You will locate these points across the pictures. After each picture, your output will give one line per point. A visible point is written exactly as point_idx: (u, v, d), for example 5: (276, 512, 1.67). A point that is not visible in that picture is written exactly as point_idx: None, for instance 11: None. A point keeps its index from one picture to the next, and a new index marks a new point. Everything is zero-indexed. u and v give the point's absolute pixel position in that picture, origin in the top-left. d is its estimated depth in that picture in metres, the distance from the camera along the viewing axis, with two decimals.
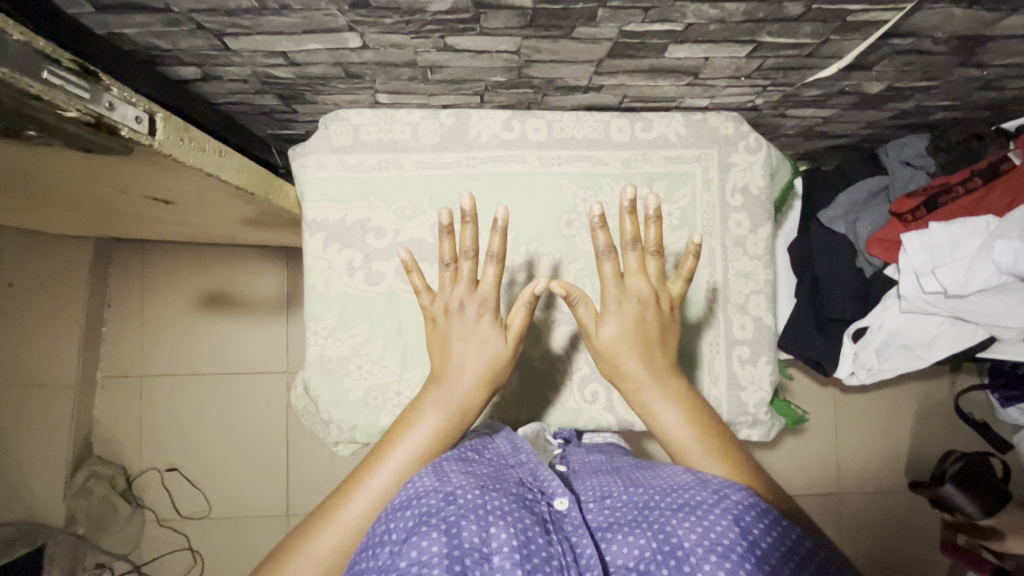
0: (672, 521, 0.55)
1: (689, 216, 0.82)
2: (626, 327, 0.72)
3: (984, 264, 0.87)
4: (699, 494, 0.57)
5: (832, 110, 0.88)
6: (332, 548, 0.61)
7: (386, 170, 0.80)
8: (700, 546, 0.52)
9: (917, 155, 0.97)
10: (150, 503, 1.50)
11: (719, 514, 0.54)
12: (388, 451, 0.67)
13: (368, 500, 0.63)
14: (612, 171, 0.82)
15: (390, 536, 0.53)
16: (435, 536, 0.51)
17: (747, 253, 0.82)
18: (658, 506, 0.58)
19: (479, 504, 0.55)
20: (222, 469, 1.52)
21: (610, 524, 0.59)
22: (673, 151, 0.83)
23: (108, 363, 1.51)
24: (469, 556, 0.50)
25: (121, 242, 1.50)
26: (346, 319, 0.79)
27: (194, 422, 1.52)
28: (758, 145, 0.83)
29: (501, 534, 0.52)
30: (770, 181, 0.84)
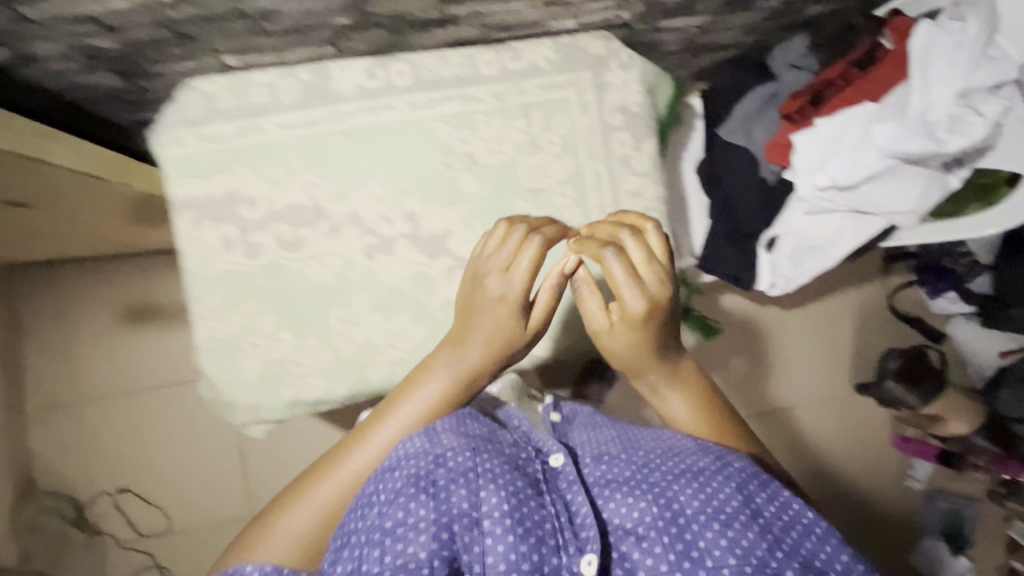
0: (674, 486, 0.58)
1: (571, 142, 0.80)
2: (639, 334, 0.68)
3: (867, 149, 0.87)
4: (702, 461, 0.60)
5: (704, 17, 0.86)
6: (329, 499, 0.62)
7: (248, 137, 0.76)
8: (704, 514, 0.55)
9: (799, 57, 0.99)
10: (109, 529, 1.46)
11: (722, 483, 0.57)
12: (394, 411, 0.66)
13: (370, 452, 0.64)
14: (487, 107, 0.79)
15: (377, 497, 0.56)
16: (424, 500, 0.55)
17: (634, 171, 0.81)
18: (658, 468, 0.60)
19: (469, 467, 0.57)
20: (177, 483, 1.48)
21: (607, 482, 0.61)
22: (546, 78, 0.80)
23: (37, 392, 1.43)
24: (458, 523, 0.54)
25: (27, 266, 1.43)
26: (231, 298, 0.76)
27: (140, 440, 1.47)
28: (631, 61, 0.82)
29: (494, 499, 0.55)
30: (649, 96, 0.83)
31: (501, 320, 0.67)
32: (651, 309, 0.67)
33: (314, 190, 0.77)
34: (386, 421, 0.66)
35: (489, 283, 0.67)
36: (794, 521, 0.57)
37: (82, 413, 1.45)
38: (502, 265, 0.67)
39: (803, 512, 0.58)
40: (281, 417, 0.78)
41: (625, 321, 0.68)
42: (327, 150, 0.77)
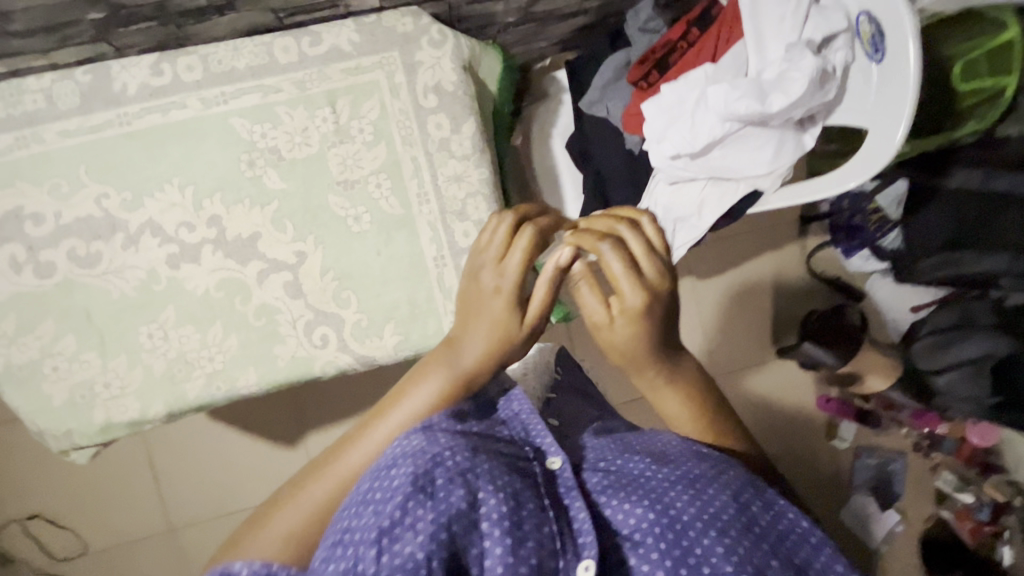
0: (673, 490, 0.49)
1: (383, 129, 0.76)
2: (639, 327, 0.59)
3: (705, 114, 0.83)
4: (695, 468, 0.52)
5: None
6: (317, 499, 0.55)
7: (25, 149, 0.71)
8: (700, 520, 0.47)
9: (648, 20, 0.94)
10: (22, 555, 1.35)
11: (717, 490, 0.50)
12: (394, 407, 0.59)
13: (369, 447, 0.57)
14: (287, 97, 0.75)
15: (367, 495, 0.46)
16: (422, 500, 0.43)
17: (454, 155, 0.77)
18: (659, 472, 0.52)
19: (470, 465, 0.47)
20: (88, 504, 1.36)
21: (606, 487, 0.51)
22: (350, 62, 0.75)
23: None
24: (458, 521, 0.42)
25: None
26: (26, 321, 0.72)
27: (42, 461, 1.34)
28: (442, 37, 0.77)
29: (494, 499, 0.45)
30: (467, 73, 0.78)
31: (504, 306, 0.59)
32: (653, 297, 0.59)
33: (106, 200, 0.72)
34: (383, 421, 0.59)
35: (491, 266, 0.60)
36: (789, 531, 0.50)
37: None
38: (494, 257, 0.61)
39: (794, 519, 0.51)
40: (99, 440, 0.75)
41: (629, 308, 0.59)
42: (115, 156, 0.72)
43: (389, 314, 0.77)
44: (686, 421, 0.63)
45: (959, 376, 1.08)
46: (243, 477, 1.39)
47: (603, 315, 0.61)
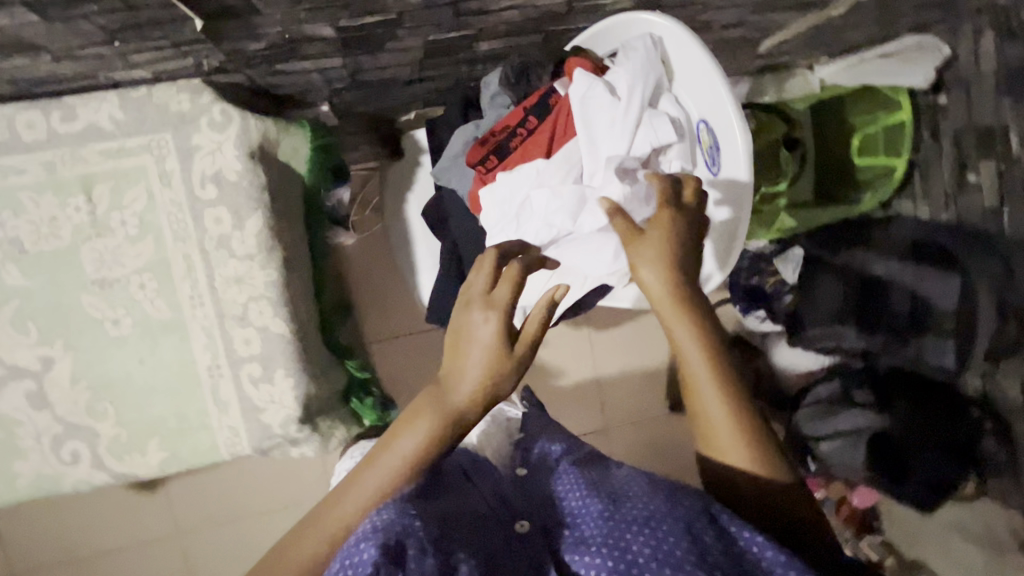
0: (632, 536, 0.52)
1: (151, 221, 0.67)
2: (662, 270, 0.60)
3: (530, 217, 0.76)
4: (652, 506, 0.55)
5: (335, 59, 0.72)
6: (311, 554, 0.56)
7: None
8: (654, 560, 0.50)
9: (495, 92, 0.84)
10: None
11: (672, 524, 0.52)
12: (378, 456, 0.59)
13: (360, 499, 0.57)
14: (33, 180, 0.65)
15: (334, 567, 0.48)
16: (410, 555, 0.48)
17: (235, 254, 0.69)
18: (613, 517, 0.55)
19: (440, 532, 0.52)
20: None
21: (580, 534, 0.56)
22: (111, 143, 0.65)
23: None
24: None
25: None
26: None
27: None
28: (225, 119, 0.67)
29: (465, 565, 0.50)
30: (256, 161, 0.69)
31: (491, 351, 0.57)
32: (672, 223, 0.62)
33: None
34: (369, 470, 0.59)
35: (483, 314, 0.58)
36: (743, 556, 0.51)
37: None
38: (482, 293, 0.59)
39: (756, 544, 0.51)
40: None
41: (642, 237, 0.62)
42: None
43: (152, 428, 0.69)
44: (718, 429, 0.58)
45: (842, 444, 1.18)
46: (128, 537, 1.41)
47: (634, 245, 0.62)
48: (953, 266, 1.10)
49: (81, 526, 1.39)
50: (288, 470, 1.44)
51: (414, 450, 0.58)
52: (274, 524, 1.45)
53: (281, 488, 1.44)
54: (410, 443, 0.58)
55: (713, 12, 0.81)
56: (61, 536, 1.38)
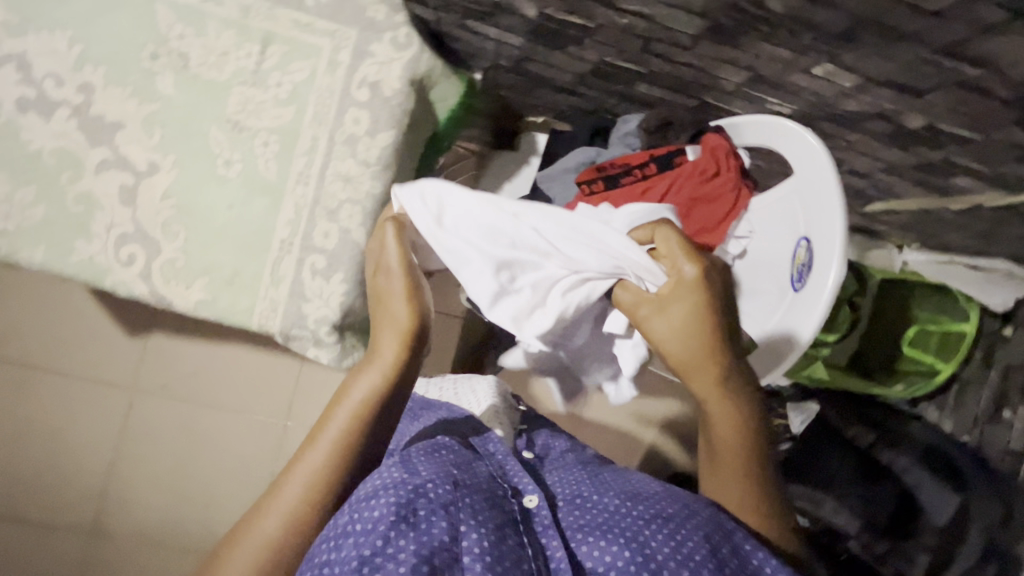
0: (647, 530, 0.51)
1: (302, 94, 0.72)
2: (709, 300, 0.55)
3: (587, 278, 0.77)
4: (669, 506, 0.54)
5: (519, 38, 0.78)
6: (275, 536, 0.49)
7: None
8: (674, 560, 0.48)
9: (629, 133, 0.90)
10: None
11: (693, 528, 0.50)
12: (320, 432, 0.54)
13: (304, 477, 0.52)
14: (224, 14, 0.70)
15: (343, 519, 0.48)
16: (407, 537, 0.45)
17: (355, 156, 0.73)
18: (632, 512, 0.53)
19: (451, 498, 0.49)
20: None
21: (582, 524, 0.54)
22: (305, 17, 0.71)
23: None
24: (440, 557, 0.44)
25: None
26: None
27: None
28: (407, 42, 0.73)
29: (474, 536, 0.47)
30: (413, 88, 0.74)
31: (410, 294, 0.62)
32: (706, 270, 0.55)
33: None
34: (310, 448, 0.54)
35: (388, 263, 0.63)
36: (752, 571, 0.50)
37: None
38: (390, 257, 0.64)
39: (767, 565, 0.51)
40: None
41: (656, 301, 0.58)
42: None
43: (207, 269, 0.72)
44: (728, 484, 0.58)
45: None
46: (93, 372, 1.42)
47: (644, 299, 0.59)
48: (955, 483, 1.07)
49: (58, 341, 1.41)
50: (262, 383, 1.45)
51: (370, 392, 0.57)
52: (220, 426, 1.45)
53: (249, 398, 1.46)
54: (362, 387, 0.56)
55: (851, 153, 0.85)
56: (37, 335, 1.41)
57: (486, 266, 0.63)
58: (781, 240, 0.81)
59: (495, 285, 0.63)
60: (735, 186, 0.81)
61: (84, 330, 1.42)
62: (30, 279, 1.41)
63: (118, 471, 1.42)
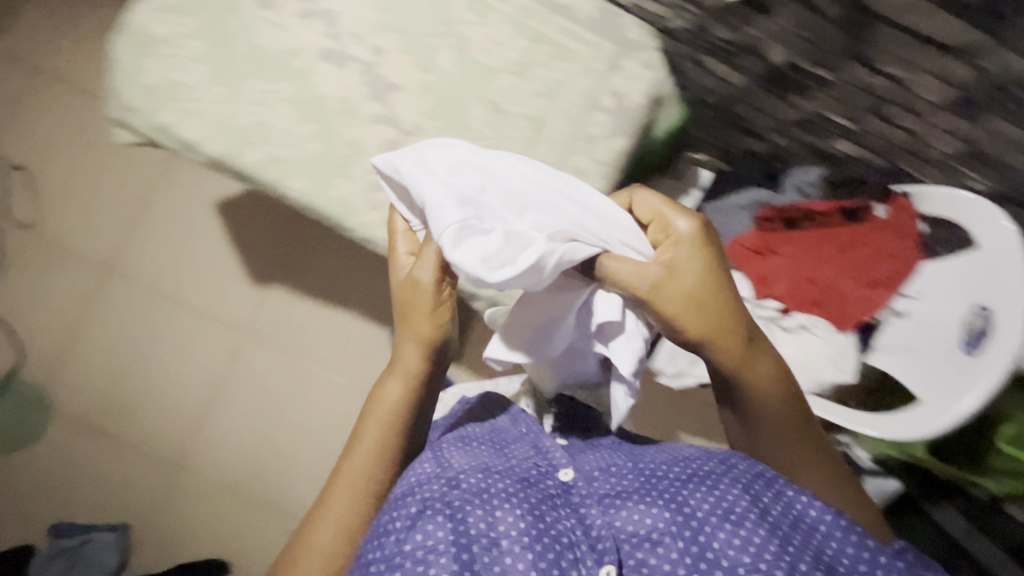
0: (684, 491, 0.59)
1: (557, 91, 0.80)
2: (711, 255, 0.59)
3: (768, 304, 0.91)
4: (707, 465, 0.61)
5: (743, 80, 0.86)
6: (337, 526, 0.63)
7: None
8: (714, 515, 0.55)
9: (808, 184, 0.97)
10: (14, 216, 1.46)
11: (729, 483, 0.57)
12: (358, 438, 0.67)
13: (351, 479, 0.65)
14: (506, 10, 0.79)
15: (395, 525, 0.58)
16: (440, 520, 0.57)
17: (591, 153, 0.80)
18: (668, 476, 0.62)
19: (484, 488, 0.61)
20: (104, 242, 1.49)
21: (620, 492, 0.62)
22: (573, 26, 0.80)
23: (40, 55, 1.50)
24: (475, 545, 0.56)
25: None
26: (182, 5, 0.75)
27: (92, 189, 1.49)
28: (655, 64, 0.81)
29: (508, 519, 0.58)
30: (650, 106, 0.82)
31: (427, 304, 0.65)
32: (702, 223, 0.59)
33: None
34: (354, 446, 0.66)
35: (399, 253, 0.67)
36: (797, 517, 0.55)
37: (36, 79, 1.50)
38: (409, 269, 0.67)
39: (813, 511, 0.55)
40: (152, 138, 0.76)
41: (669, 271, 0.58)
42: None
43: None
44: (776, 446, 0.63)
45: None
46: (209, 310, 1.50)
47: (658, 273, 0.58)
48: None
49: (185, 274, 1.50)
50: (361, 355, 1.50)
51: (399, 399, 0.67)
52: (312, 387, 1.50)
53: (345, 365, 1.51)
54: (389, 394, 0.67)
55: None
56: (170, 265, 1.50)
57: (449, 201, 0.54)
58: (947, 306, 0.85)
59: (464, 219, 0.53)
60: (907, 251, 0.87)
61: (211, 268, 1.50)
62: (176, 213, 1.51)
63: (214, 408, 1.48)
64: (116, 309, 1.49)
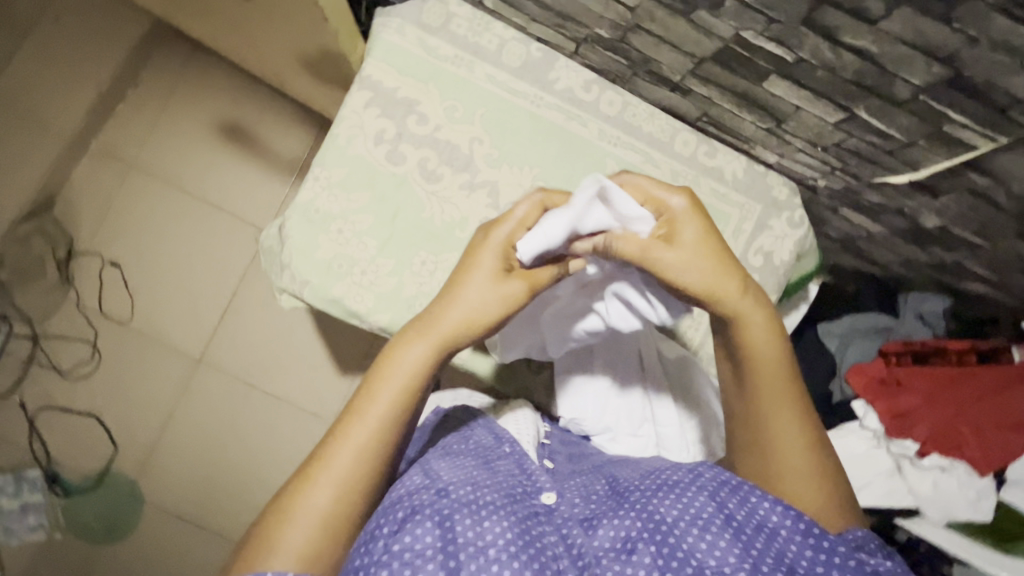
0: (654, 501, 0.52)
1: None
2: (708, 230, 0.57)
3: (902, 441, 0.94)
4: (675, 474, 0.55)
5: (880, 228, 0.87)
6: (331, 496, 0.51)
7: (457, 68, 0.79)
8: (683, 521, 0.49)
9: (933, 315, 0.98)
10: (105, 309, 1.49)
11: (696, 491, 0.52)
12: (368, 404, 0.53)
13: (356, 449, 0.52)
14: (659, 175, 0.81)
15: (381, 531, 0.48)
16: (428, 526, 0.48)
17: None
18: (637, 486, 0.55)
19: (471, 499, 0.51)
20: (192, 333, 1.51)
21: (594, 511, 0.54)
22: (722, 188, 0.82)
23: (126, 149, 1.51)
24: (463, 553, 0.46)
25: (202, 63, 1.54)
26: (351, 181, 0.77)
27: (180, 281, 1.51)
28: (800, 222, 0.83)
29: (496, 528, 0.48)
30: (795, 261, 0.84)
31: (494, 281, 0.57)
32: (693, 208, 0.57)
33: (477, 144, 0.79)
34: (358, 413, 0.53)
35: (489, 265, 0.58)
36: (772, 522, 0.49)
37: (129, 176, 1.51)
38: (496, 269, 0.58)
39: (776, 514, 0.49)
40: (318, 306, 0.78)
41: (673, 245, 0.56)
42: (510, 121, 0.79)
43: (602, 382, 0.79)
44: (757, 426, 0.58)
45: None
46: (296, 399, 1.52)
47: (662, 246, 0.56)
48: None
49: (273, 364, 1.52)
50: None
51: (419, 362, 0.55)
52: None
53: None
54: (414, 358, 0.55)
55: None
56: (259, 357, 1.52)
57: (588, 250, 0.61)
58: None
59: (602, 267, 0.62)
60: None
61: (299, 358, 1.53)
62: (263, 305, 1.53)
63: None
64: (201, 402, 1.50)
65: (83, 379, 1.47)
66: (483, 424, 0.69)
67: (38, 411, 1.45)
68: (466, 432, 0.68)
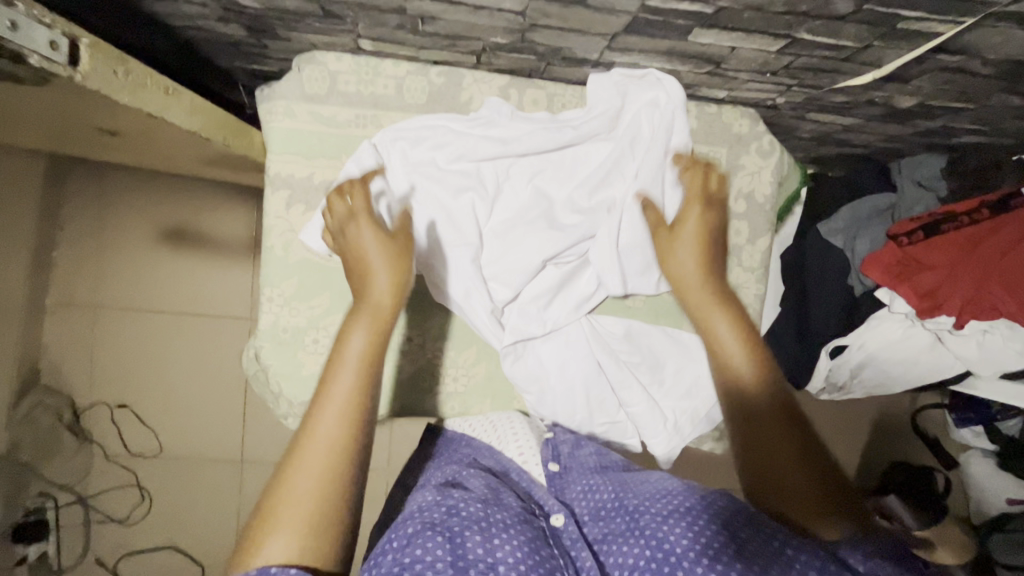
0: (663, 527, 0.52)
1: None
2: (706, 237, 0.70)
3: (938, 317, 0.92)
4: (687, 500, 0.55)
5: (855, 119, 0.81)
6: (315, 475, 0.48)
7: (363, 129, 0.72)
8: (691, 551, 0.50)
9: (930, 177, 0.94)
10: (133, 447, 1.49)
11: (707, 519, 0.52)
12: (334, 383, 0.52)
13: (333, 416, 0.51)
14: None
15: (391, 543, 0.50)
16: (438, 540, 0.49)
17: (742, 264, 0.78)
18: (648, 509, 0.55)
19: (482, 517, 0.53)
20: (221, 441, 1.51)
21: (605, 536, 0.56)
22: None
23: (81, 292, 1.46)
24: (474, 565, 0.48)
25: (113, 178, 1.44)
26: (306, 289, 0.73)
27: (189, 398, 1.50)
28: (770, 149, 0.77)
29: (507, 545, 0.50)
30: (778, 189, 0.79)
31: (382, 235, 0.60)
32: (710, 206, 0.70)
33: None
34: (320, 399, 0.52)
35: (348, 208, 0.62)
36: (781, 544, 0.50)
37: (97, 317, 1.46)
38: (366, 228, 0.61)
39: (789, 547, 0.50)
40: None
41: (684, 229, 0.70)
42: None
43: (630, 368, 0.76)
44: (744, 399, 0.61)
45: None
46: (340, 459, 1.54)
47: (668, 239, 0.70)
48: None
49: None
50: None
51: (363, 346, 0.55)
52: None
53: None
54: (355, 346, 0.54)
55: None
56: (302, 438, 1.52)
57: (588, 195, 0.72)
58: None
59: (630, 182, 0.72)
60: None
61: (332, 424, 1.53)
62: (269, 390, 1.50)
63: None
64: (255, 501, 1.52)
65: (141, 519, 1.49)
66: (487, 452, 0.70)
67: (118, 561, 1.48)
68: (475, 462, 0.67)
